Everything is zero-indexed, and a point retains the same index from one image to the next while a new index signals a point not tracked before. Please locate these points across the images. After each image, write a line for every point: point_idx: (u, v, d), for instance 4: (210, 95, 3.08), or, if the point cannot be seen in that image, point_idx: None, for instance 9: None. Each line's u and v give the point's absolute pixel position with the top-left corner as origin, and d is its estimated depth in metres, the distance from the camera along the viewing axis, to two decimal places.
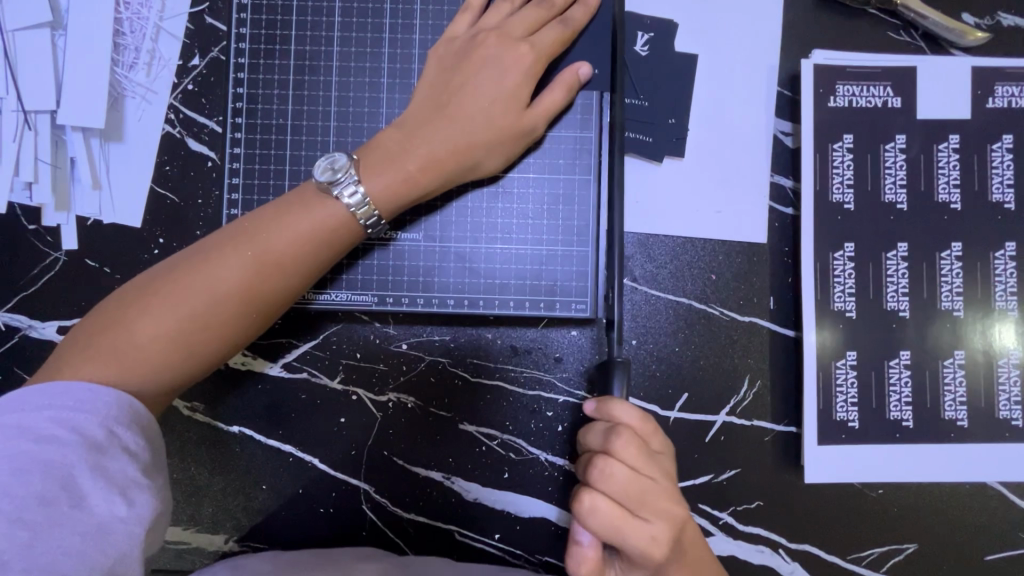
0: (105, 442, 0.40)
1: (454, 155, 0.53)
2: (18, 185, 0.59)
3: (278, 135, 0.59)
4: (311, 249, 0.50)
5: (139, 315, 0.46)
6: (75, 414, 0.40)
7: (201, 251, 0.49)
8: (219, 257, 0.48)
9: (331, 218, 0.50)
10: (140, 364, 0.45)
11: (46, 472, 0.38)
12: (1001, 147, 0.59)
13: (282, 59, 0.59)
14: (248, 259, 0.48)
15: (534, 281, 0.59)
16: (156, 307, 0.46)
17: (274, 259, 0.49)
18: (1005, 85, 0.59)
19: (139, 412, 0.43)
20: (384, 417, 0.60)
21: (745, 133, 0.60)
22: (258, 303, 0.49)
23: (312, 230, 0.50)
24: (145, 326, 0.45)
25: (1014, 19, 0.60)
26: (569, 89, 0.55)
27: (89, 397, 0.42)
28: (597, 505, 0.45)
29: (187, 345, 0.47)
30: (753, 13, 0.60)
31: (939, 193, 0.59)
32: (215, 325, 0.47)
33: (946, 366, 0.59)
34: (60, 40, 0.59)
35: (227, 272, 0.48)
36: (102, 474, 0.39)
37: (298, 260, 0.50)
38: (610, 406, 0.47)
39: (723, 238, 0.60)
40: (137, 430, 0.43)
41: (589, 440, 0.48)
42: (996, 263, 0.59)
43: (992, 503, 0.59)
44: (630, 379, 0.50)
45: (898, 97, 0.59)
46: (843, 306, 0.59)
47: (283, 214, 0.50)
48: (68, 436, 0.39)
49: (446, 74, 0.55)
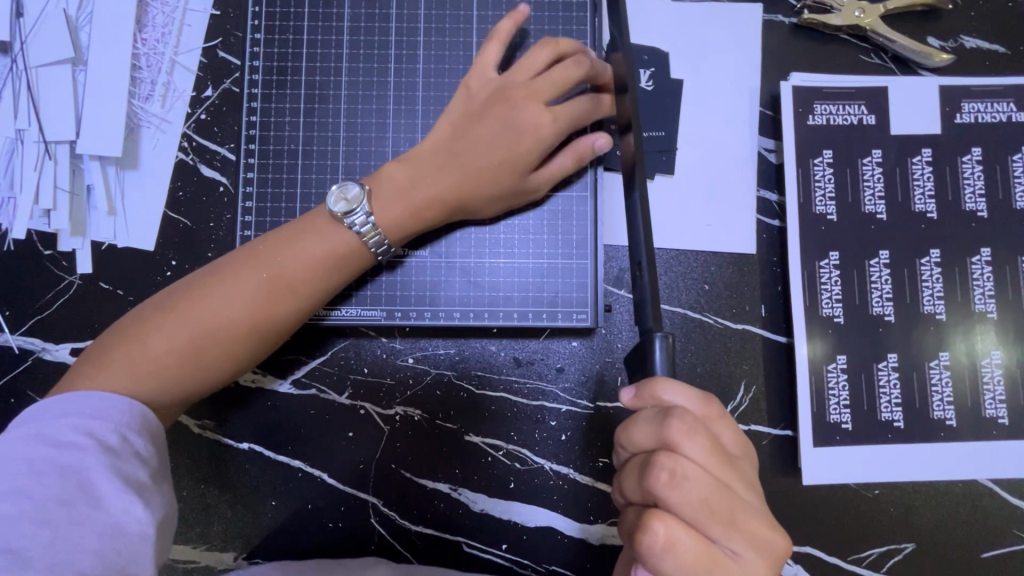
0: (118, 446, 0.42)
1: (454, 200, 0.56)
2: (37, 212, 0.61)
3: (289, 160, 0.62)
4: (323, 272, 0.52)
5: (159, 327, 0.48)
6: (92, 420, 0.42)
7: (210, 275, 0.51)
8: (235, 276, 0.50)
9: (339, 241, 0.53)
10: (157, 374, 0.47)
11: (63, 476, 0.39)
12: (971, 159, 0.62)
13: (293, 89, 0.62)
14: (261, 280, 0.50)
15: (536, 293, 0.61)
16: (169, 324, 0.48)
17: (286, 277, 0.51)
18: (971, 101, 0.63)
19: (149, 419, 0.46)
20: (391, 430, 0.61)
21: (730, 150, 0.64)
22: (262, 328, 0.51)
23: (326, 255, 0.52)
24: (162, 343, 0.47)
25: (975, 41, 0.64)
26: (579, 159, 0.58)
27: (102, 404, 0.44)
28: (671, 530, 0.40)
29: (196, 359, 0.48)
30: (737, 33, 0.64)
31: (916, 204, 0.62)
32: (225, 335, 0.49)
33: (932, 367, 0.61)
34: (80, 74, 0.62)
35: (241, 288, 0.50)
36: (119, 473, 0.41)
37: (310, 282, 0.52)
38: (652, 386, 0.42)
39: (713, 251, 0.63)
40: (146, 437, 0.45)
41: (638, 431, 0.43)
42: (974, 267, 0.62)
43: (984, 500, 0.61)
44: (673, 346, 0.42)
45: (872, 115, 0.63)
46: (831, 312, 0.62)
47: (292, 241, 0.52)
48: (85, 441, 0.41)
49: (474, 111, 0.57)
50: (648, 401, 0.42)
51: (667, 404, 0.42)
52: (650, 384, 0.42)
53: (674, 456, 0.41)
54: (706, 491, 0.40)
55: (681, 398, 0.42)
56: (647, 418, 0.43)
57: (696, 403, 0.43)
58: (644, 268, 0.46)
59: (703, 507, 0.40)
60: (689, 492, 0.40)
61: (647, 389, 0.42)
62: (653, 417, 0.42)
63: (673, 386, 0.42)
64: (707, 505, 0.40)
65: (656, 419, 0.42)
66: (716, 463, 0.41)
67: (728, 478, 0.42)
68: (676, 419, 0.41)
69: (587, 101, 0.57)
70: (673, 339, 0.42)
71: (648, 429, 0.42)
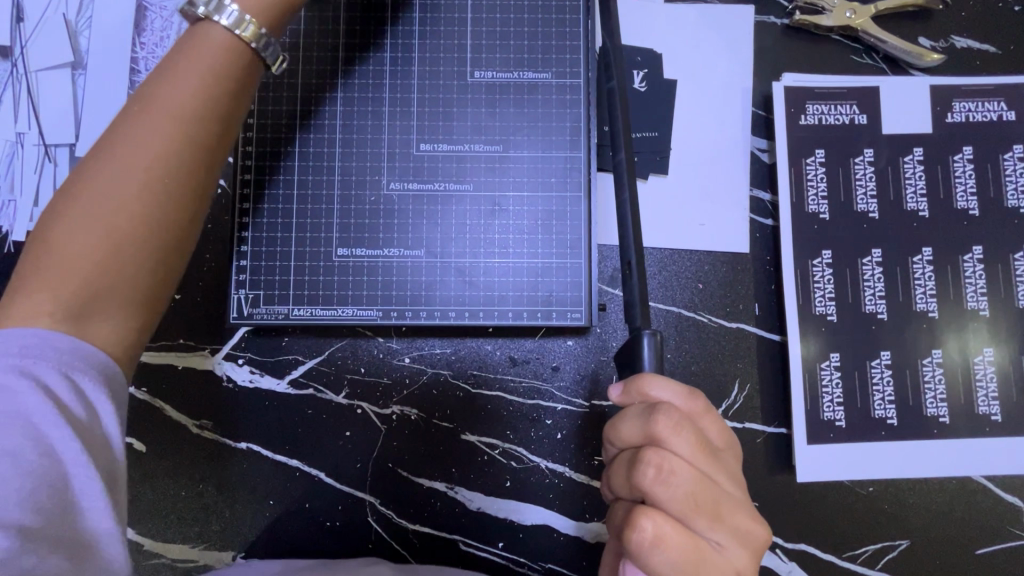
0: (64, 392, 0.35)
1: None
2: (37, 215, 0.61)
3: (287, 161, 0.61)
4: (212, 83, 0.42)
5: (62, 218, 0.39)
6: (21, 357, 0.35)
7: (94, 148, 0.41)
8: (124, 131, 0.41)
9: (211, 46, 0.43)
10: (79, 273, 0.37)
11: (5, 421, 0.34)
12: (962, 158, 0.63)
13: (290, 91, 0.62)
14: (150, 122, 0.41)
15: (531, 292, 0.61)
16: (76, 207, 0.39)
17: (175, 110, 0.41)
18: (962, 101, 0.64)
19: (98, 356, 0.37)
20: (388, 430, 0.62)
21: (723, 151, 0.64)
22: (169, 182, 0.40)
23: (207, 67, 0.42)
24: (75, 233, 0.38)
25: (966, 42, 0.65)
26: None
27: (37, 342, 0.36)
28: (656, 520, 0.40)
29: (127, 243, 0.39)
30: (729, 34, 0.65)
31: (908, 203, 0.63)
32: (144, 203, 0.39)
33: (925, 365, 0.62)
34: (80, 78, 0.62)
35: (135, 143, 0.40)
36: (66, 425, 0.34)
37: (201, 98, 0.42)
38: (640, 383, 0.44)
39: (707, 250, 0.63)
40: (96, 376, 0.37)
41: (625, 427, 0.44)
42: (965, 265, 0.62)
43: (978, 496, 0.61)
44: (660, 345, 0.46)
45: (864, 114, 0.64)
46: (824, 310, 0.62)
47: (169, 72, 0.42)
48: (23, 384, 0.34)
49: None
50: (635, 398, 0.44)
51: (653, 400, 0.43)
52: (637, 380, 0.44)
53: (663, 452, 0.41)
54: (691, 484, 0.41)
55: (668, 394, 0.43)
56: (635, 415, 0.43)
57: (682, 399, 0.44)
58: (634, 267, 0.49)
59: (688, 500, 0.41)
60: (674, 485, 0.41)
61: (635, 387, 0.44)
62: (640, 413, 0.43)
63: (661, 382, 0.44)
64: (694, 500, 0.41)
65: (643, 415, 0.43)
66: (703, 458, 0.42)
67: (714, 472, 0.42)
68: (664, 415, 0.42)
69: None
70: (661, 338, 0.46)
71: (636, 425, 0.43)
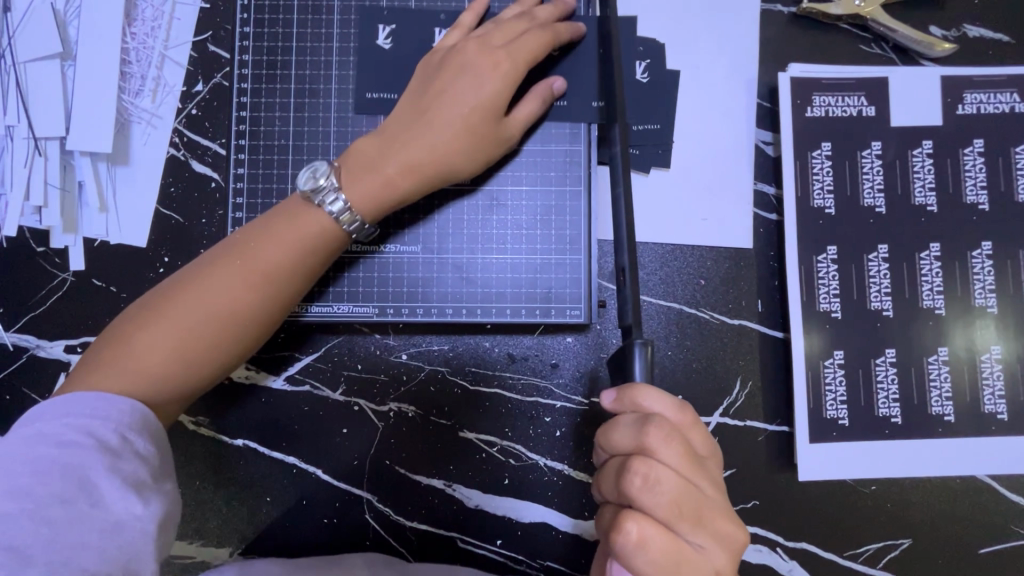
0: (118, 446, 0.42)
1: (433, 161, 0.54)
2: (28, 209, 0.61)
3: (280, 154, 0.61)
4: (299, 250, 0.51)
5: (140, 329, 0.47)
6: (92, 420, 0.42)
7: (197, 266, 0.51)
8: (214, 272, 0.49)
9: (316, 223, 0.51)
10: (136, 385, 0.46)
11: (66, 471, 0.39)
12: (973, 151, 0.61)
13: (283, 83, 0.61)
14: (238, 274, 0.49)
15: (530, 289, 0.60)
16: (156, 322, 0.48)
17: (263, 268, 0.50)
18: (974, 92, 0.62)
19: (149, 419, 0.45)
20: (385, 427, 0.61)
21: (727, 144, 0.63)
22: (240, 326, 0.50)
23: (301, 239, 0.51)
24: (144, 352, 0.47)
25: (979, 30, 0.63)
26: (542, 102, 0.58)
27: (102, 405, 0.43)
28: (643, 526, 0.40)
29: (176, 372, 0.48)
30: (734, 23, 0.63)
31: (916, 197, 0.61)
32: (205, 343, 0.48)
33: (930, 363, 0.60)
34: (69, 69, 0.61)
35: (223, 284, 0.49)
36: (118, 473, 0.40)
37: (287, 266, 0.51)
38: (632, 393, 0.43)
39: (710, 245, 0.62)
40: (147, 436, 0.44)
41: (616, 433, 0.43)
42: (974, 261, 0.61)
43: (982, 495, 0.60)
44: (652, 357, 0.45)
45: (872, 106, 0.62)
46: (828, 307, 0.61)
47: (270, 232, 0.51)
48: (84, 440, 0.41)
49: (423, 85, 0.57)
50: (627, 406, 0.43)
51: (645, 410, 0.43)
52: (631, 389, 0.43)
53: (651, 461, 0.41)
54: (679, 493, 0.41)
55: (659, 404, 0.43)
56: (626, 424, 0.43)
57: (673, 411, 0.43)
58: (627, 274, 0.48)
59: (676, 509, 0.41)
60: (663, 495, 0.41)
61: (627, 397, 0.43)
62: (632, 422, 0.43)
63: (655, 392, 0.43)
64: (678, 507, 0.41)
65: (635, 424, 0.43)
66: (689, 467, 0.42)
67: (699, 480, 0.42)
68: (653, 426, 0.42)
69: (542, 36, 0.56)
70: (652, 349, 0.45)
71: (628, 432, 0.43)
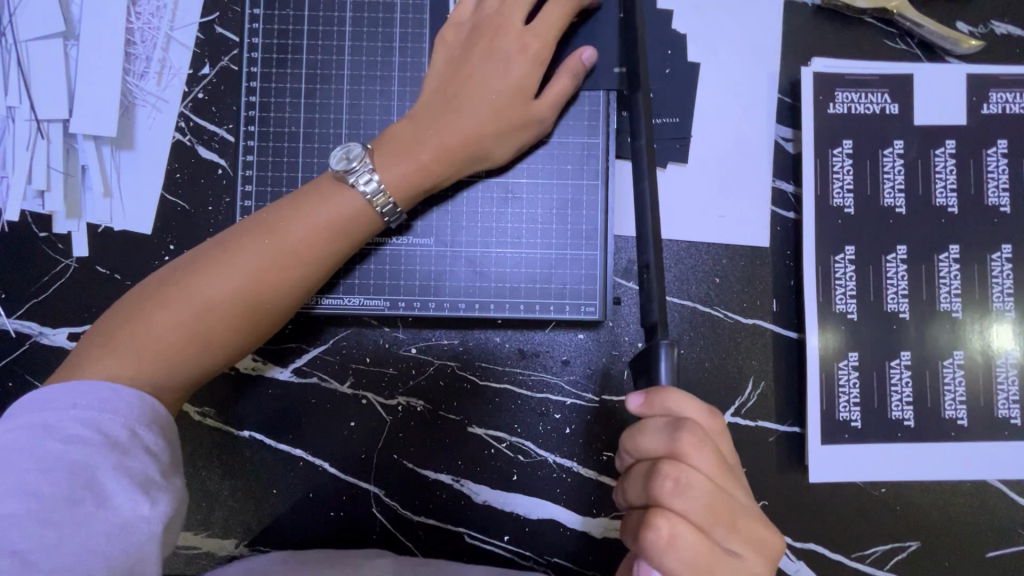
0: (127, 443, 0.41)
1: (467, 143, 0.54)
2: (30, 193, 0.60)
3: (290, 142, 0.60)
4: (329, 235, 0.50)
5: (158, 307, 0.46)
6: (99, 413, 0.41)
7: (218, 245, 0.49)
8: (238, 251, 0.48)
9: (346, 207, 0.50)
10: (150, 367, 0.45)
11: (72, 470, 0.38)
12: (996, 152, 0.60)
13: (294, 67, 0.60)
14: (264, 255, 0.48)
15: (544, 284, 0.60)
16: (174, 300, 0.46)
17: (290, 251, 0.49)
18: (999, 91, 0.61)
19: (159, 412, 0.44)
20: (393, 421, 0.60)
21: (747, 139, 0.61)
22: (262, 310, 0.48)
23: (331, 221, 0.50)
24: (161, 332, 0.45)
25: (1007, 28, 0.61)
26: (574, 75, 0.56)
27: (113, 397, 0.42)
28: (677, 530, 0.40)
29: (193, 355, 0.46)
30: (757, 15, 0.61)
31: (937, 198, 0.60)
32: (225, 327, 0.47)
33: (945, 366, 0.60)
34: (72, 49, 0.59)
35: (247, 264, 0.48)
36: (125, 473, 0.39)
37: (315, 250, 0.50)
38: (663, 397, 0.42)
39: (727, 242, 0.61)
40: (157, 430, 0.43)
41: (644, 438, 0.43)
42: (993, 265, 0.60)
43: (991, 500, 0.60)
44: (678, 357, 0.44)
45: (895, 104, 0.61)
46: (845, 308, 0.60)
47: (298, 211, 0.50)
48: (92, 436, 0.39)
49: (451, 66, 0.56)
50: (658, 411, 0.43)
51: (676, 413, 0.43)
52: (662, 394, 0.42)
53: (684, 466, 0.41)
54: (714, 499, 0.41)
55: (692, 411, 0.42)
56: (656, 429, 0.43)
57: (704, 419, 0.43)
58: (652, 269, 0.47)
59: (712, 515, 0.41)
60: (696, 500, 0.40)
61: (658, 400, 0.42)
62: (664, 428, 0.42)
63: (690, 400, 0.43)
64: (709, 510, 0.41)
65: (666, 429, 0.42)
66: (718, 472, 0.42)
67: (727, 484, 0.42)
68: (687, 432, 0.41)
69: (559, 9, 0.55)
70: (678, 350, 0.44)
71: (658, 437, 0.42)
